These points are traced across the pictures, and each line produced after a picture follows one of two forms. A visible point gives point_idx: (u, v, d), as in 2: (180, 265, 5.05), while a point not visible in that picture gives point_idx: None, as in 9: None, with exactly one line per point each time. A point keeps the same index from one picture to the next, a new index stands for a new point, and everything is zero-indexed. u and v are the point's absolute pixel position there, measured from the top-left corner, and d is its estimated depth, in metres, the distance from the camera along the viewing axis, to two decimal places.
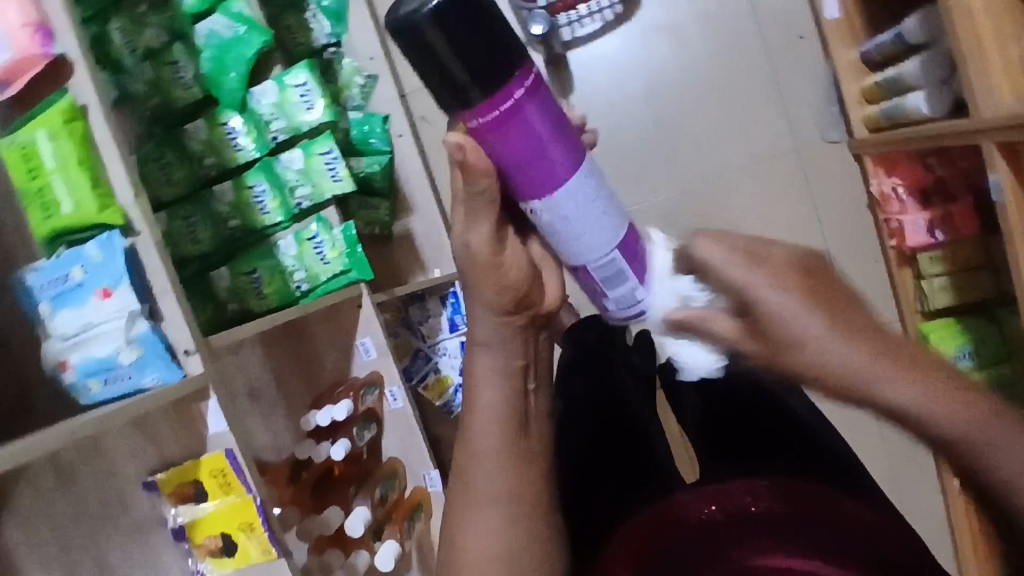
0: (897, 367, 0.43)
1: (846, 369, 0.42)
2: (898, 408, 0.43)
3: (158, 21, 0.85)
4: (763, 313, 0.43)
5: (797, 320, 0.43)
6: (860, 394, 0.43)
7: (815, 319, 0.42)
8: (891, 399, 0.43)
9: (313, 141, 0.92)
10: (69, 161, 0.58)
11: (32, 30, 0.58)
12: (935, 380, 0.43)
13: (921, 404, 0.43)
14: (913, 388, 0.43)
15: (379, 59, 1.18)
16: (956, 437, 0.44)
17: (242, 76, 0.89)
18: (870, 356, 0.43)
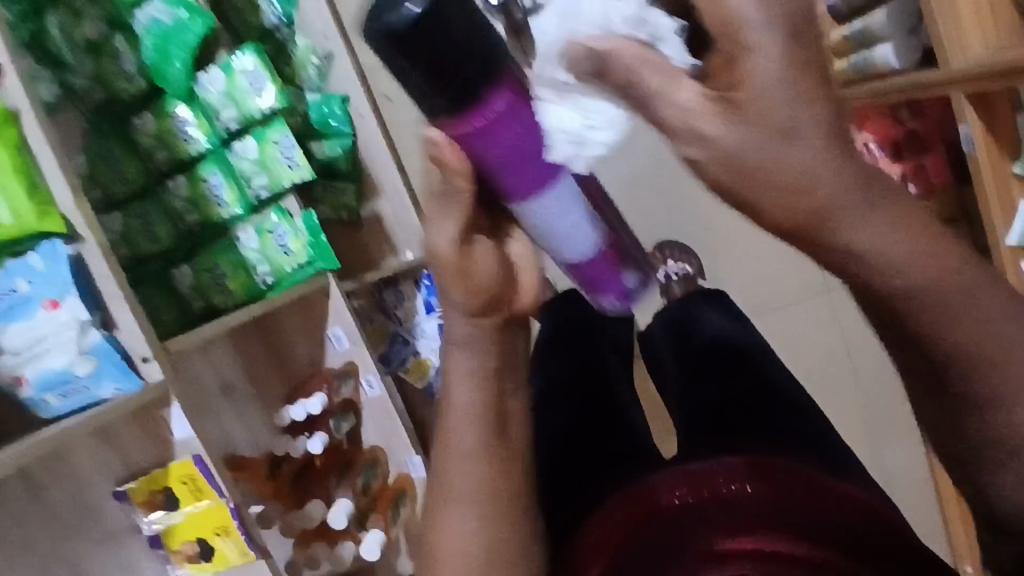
0: (924, 246, 0.35)
1: (885, 241, 0.34)
2: (898, 262, 0.34)
3: (94, 12, 0.81)
4: (740, 60, 0.31)
5: (839, 208, 0.33)
6: (864, 258, 0.34)
7: (863, 191, 0.33)
8: (881, 249, 0.34)
9: (266, 128, 0.88)
10: (5, 170, 0.55)
11: None
12: (936, 242, 0.35)
13: (931, 282, 0.35)
14: (915, 251, 0.34)
15: (334, 37, 1.14)
16: (907, 288, 0.35)
17: (186, 63, 0.84)
18: (927, 247, 0.35)
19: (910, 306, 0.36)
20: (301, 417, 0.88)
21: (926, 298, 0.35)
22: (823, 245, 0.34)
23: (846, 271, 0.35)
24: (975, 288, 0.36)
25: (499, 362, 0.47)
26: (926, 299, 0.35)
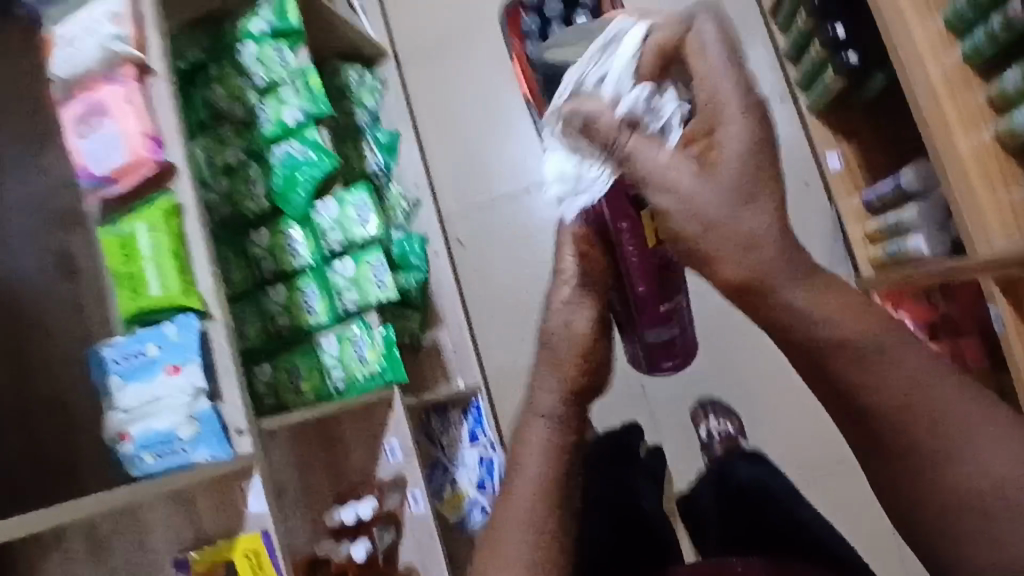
0: (922, 360, 0.37)
1: (801, 312, 0.37)
2: (897, 389, 0.36)
3: (238, 144, 0.99)
4: (716, 134, 0.39)
5: (773, 273, 0.37)
6: (861, 365, 0.36)
7: (769, 237, 0.37)
8: (889, 371, 0.36)
9: (365, 252, 0.99)
10: (163, 251, 0.65)
11: (147, 138, 0.67)
12: (856, 303, 0.37)
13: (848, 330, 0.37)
14: (831, 306, 0.37)
15: (422, 186, 1.33)
16: (835, 350, 0.37)
17: (308, 192, 0.97)
18: (778, 253, 0.38)
19: (814, 338, 0.37)
20: (350, 519, 0.93)
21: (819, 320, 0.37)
22: (856, 384, 0.37)
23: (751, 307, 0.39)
24: (862, 360, 0.37)
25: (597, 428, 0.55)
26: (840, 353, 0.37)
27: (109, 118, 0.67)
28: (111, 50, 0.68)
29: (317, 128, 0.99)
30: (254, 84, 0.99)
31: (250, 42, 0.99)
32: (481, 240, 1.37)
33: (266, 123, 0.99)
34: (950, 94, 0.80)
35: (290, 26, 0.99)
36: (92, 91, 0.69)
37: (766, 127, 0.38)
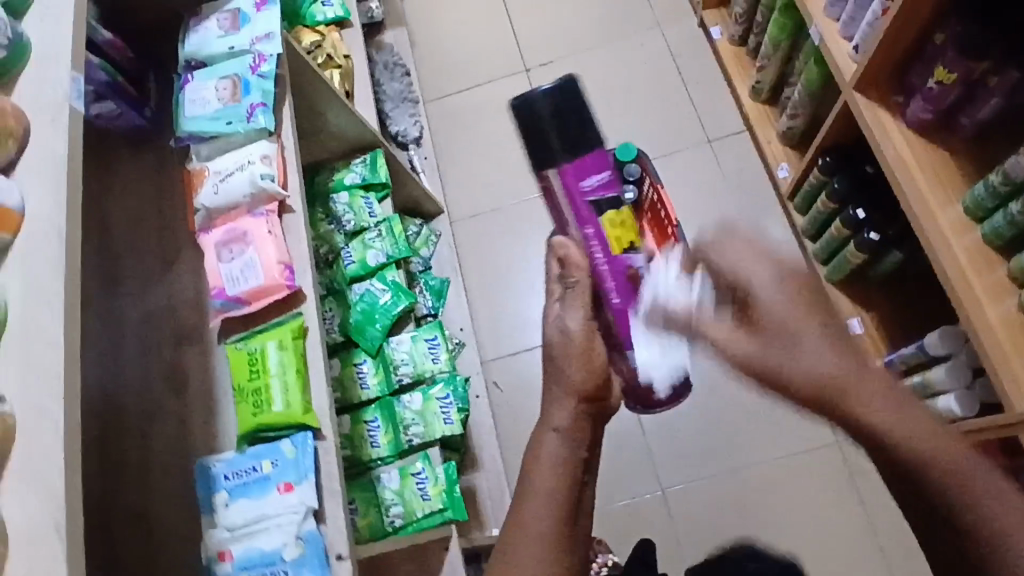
0: (821, 338, 0.57)
1: (775, 316, 0.58)
2: (813, 376, 0.55)
3: (320, 278, 1.07)
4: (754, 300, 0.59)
5: (780, 316, 0.58)
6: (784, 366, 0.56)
7: (812, 331, 0.57)
8: (808, 368, 0.55)
9: (432, 386, 1.00)
10: (289, 368, 0.69)
11: (284, 265, 0.73)
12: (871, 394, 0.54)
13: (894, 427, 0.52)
14: (795, 310, 0.58)
15: (468, 330, 1.40)
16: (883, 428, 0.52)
17: (384, 326, 1.03)
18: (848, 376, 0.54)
19: (878, 432, 0.53)
20: None
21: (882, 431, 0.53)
22: (786, 380, 0.56)
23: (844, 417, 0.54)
24: (877, 398, 0.54)
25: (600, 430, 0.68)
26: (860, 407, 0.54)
27: (250, 246, 0.73)
28: (258, 187, 0.75)
29: (396, 267, 1.08)
30: (342, 227, 1.09)
31: (343, 192, 1.11)
32: (520, 383, 1.40)
33: (349, 262, 1.07)
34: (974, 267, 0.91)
35: (379, 179, 1.12)
36: (235, 222, 0.75)
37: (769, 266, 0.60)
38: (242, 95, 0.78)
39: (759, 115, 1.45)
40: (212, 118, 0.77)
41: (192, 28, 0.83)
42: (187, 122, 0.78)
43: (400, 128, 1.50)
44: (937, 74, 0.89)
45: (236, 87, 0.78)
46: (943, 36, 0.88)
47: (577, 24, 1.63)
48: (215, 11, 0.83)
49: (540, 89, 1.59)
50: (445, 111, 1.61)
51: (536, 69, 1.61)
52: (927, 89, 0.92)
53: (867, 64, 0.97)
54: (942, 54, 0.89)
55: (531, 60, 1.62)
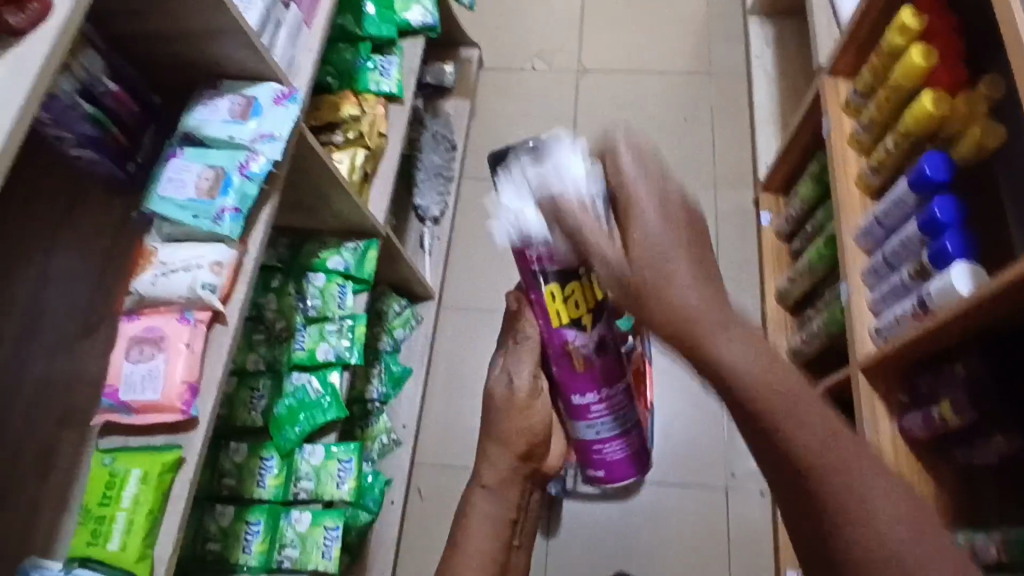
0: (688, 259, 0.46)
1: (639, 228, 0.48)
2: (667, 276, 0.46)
3: (263, 354, 1.04)
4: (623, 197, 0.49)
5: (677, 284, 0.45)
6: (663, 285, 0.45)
7: (688, 259, 0.46)
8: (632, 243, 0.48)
9: (324, 512, 0.97)
10: (142, 508, 0.65)
11: (185, 387, 0.70)
12: (772, 354, 0.43)
13: (753, 368, 0.43)
14: (764, 365, 0.43)
15: (410, 429, 1.34)
16: (751, 385, 0.42)
17: (304, 431, 0.98)
18: (713, 312, 0.45)
19: (740, 381, 0.42)
20: None
21: (734, 371, 0.43)
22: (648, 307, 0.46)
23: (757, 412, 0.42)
24: (832, 433, 0.41)
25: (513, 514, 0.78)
26: (733, 365, 0.43)
27: (160, 353, 0.71)
28: (195, 294, 0.72)
29: (341, 370, 1.04)
30: (305, 310, 1.07)
31: (322, 274, 1.09)
32: (444, 500, 1.33)
33: (299, 347, 1.05)
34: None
35: (362, 273, 1.09)
36: (157, 321, 0.72)
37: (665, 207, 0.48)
38: (219, 193, 0.75)
39: (777, 319, 1.37)
40: (181, 206, 0.75)
41: (205, 100, 0.81)
42: (157, 200, 0.75)
43: (423, 203, 1.47)
44: (942, 407, 0.80)
45: (217, 182, 0.75)
46: (964, 369, 0.80)
47: None
48: (234, 91, 0.81)
49: None
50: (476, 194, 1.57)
51: None
52: (927, 413, 0.83)
53: (883, 356, 0.88)
54: (953, 391, 0.80)
55: None
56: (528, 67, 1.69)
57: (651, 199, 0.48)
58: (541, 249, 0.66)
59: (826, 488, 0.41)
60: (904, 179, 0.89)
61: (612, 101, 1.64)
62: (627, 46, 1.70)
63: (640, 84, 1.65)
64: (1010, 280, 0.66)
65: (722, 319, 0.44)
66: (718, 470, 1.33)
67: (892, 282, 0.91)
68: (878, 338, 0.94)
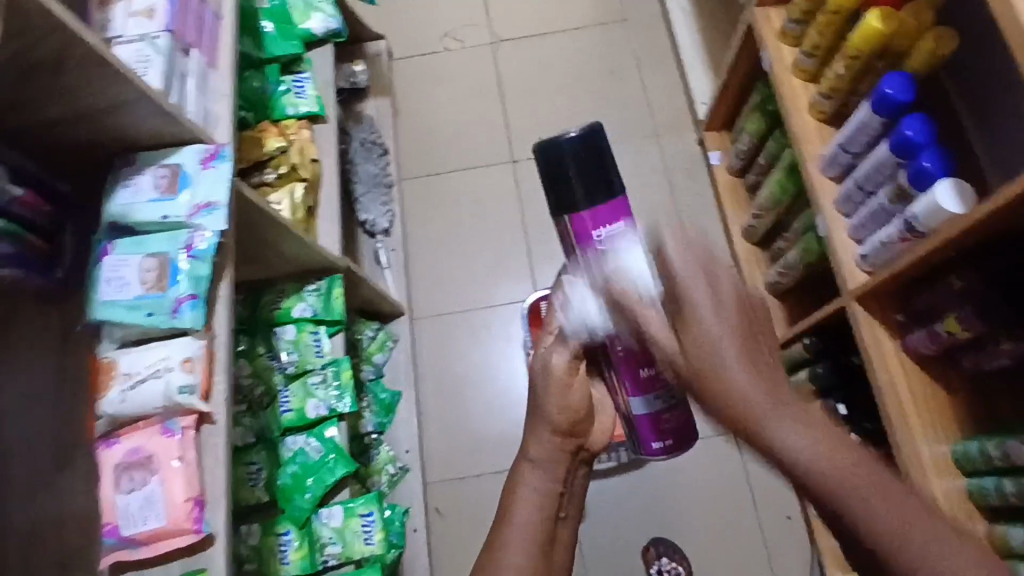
0: (747, 361, 0.45)
1: (704, 325, 0.45)
2: (731, 403, 0.44)
3: (249, 425, 0.96)
4: (688, 315, 0.45)
5: (757, 413, 0.44)
6: (755, 425, 0.45)
7: (738, 345, 0.45)
8: (744, 396, 0.44)
9: (360, 572, 0.91)
10: None
11: (192, 504, 0.63)
12: (834, 439, 0.45)
13: (891, 523, 0.44)
14: (817, 445, 0.44)
15: (413, 452, 1.31)
16: (886, 532, 0.44)
17: (316, 496, 0.93)
18: (774, 401, 0.45)
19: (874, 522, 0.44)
20: None
21: (878, 522, 0.44)
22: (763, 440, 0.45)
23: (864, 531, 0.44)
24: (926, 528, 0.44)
25: (562, 489, 0.64)
26: (859, 505, 0.44)
27: (154, 475, 0.63)
28: (173, 401, 0.65)
29: (338, 422, 0.98)
30: (282, 367, 0.99)
31: (290, 326, 1.01)
32: (466, 512, 1.30)
33: (286, 409, 0.97)
34: (958, 517, 0.84)
35: (332, 314, 1.02)
36: (140, 438, 0.65)
37: (738, 311, 0.45)
38: (169, 283, 0.67)
39: (747, 256, 1.37)
40: (130, 307, 0.66)
41: (123, 180, 0.71)
42: (100, 306, 0.66)
43: (369, 218, 1.39)
44: (946, 322, 0.82)
45: (164, 272, 0.67)
46: (960, 282, 0.82)
47: (573, 121, 1.52)
48: (154, 163, 0.72)
49: (525, 185, 1.48)
50: (420, 193, 1.49)
51: (524, 163, 1.50)
52: (932, 329, 0.84)
53: (876, 283, 0.88)
54: (957, 305, 0.81)
55: (520, 151, 1.51)
56: (441, 49, 1.60)
57: (714, 317, 0.45)
58: (606, 230, 0.57)
59: (906, 556, 0.44)
60: (865, 104, 0.87)
61: (536, 66, 1.58)
62: (537, 7, 1.63)
63: (560, 43, 1.59)
64: (1007, 200, 0.66)
65: (756, 395, 0.44)
66: None
67: (870, 208, 0.90)
68: (865, 264, 0.94)
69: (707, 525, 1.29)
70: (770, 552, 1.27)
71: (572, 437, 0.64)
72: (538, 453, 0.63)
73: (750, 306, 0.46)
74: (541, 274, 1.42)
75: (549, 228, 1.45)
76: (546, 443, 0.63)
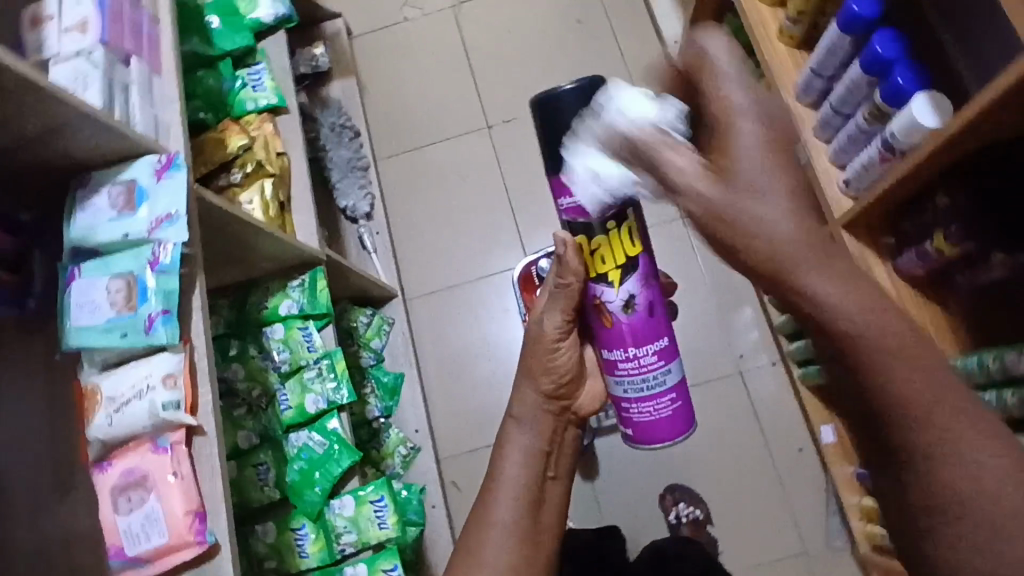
0: (785, 196, 0.44)
1: (742, 156, 0.45)
2: (759, 237, 0.44)
3: (252, 426, 0.97)
4: (727, 145, 0.45)
5: (800, 264, 0.43)
6: (791, 272, 0.43)
7: (779, 173, 0.45)
8: (759, 224, 0.44)
9: (378, 555, 0.93)
10: None
11: (192, 516, 0.63)
12: (868, 289, 0.43)
13: (917, 396, 0.41)
14: (848, 292, 0.42)
15: (424, 431, 1.31)
16: (911, 400, 0.41)
17: (325, 489, 0.94)
18: (813, 250, 0.44)
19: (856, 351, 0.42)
20: None
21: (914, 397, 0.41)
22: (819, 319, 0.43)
23: (858, 381, 0.42)
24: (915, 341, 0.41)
25: (548, 447, 0.69)
26: (884, 362, 0.41)
27: (151, 493, 0.64)
28: (159, 417, 0.65)
29: (338, 414, 0.98)
30: (276, 366, 0.99)
31: (279, 324, 1.01)
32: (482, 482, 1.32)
33: (286, 406, 0.98)
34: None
35: (319, 308, 1.01)
36: (134, 459, 0.65)
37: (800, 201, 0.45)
38: (138, 301, 0.66)
39: None
40: (104, 330, 0.66)
41: (80, 202, 0.70)
42: (74, 333, 0.66)
43: (348, 203, 1.36)
44: (934, 239, 0.80)
45: (132, 291, 0.66)
46: (946, 200, 0.79)
47: (544, 76, 1.49)
48: (107, 180, 0.71)
49: (502, 150, 1.46)
50: (398, 172, 1.47)
51: (500, 127, 1.47)
52: (921, 248, 0.83)
53: (861, 208, 0.86)
54: (943, 221, 0.80)
55: (494, 116, 1.48)
56: (401, 20, 1.56)
57: (750, 135, 0.45)
58: (570, 198, 0.57)
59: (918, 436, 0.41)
60: (834, 25, 0.84)
61: (499, 24, 1.53)
62: None
63: None
64: (981, 109, 0.63)
65: (794, 238, 0.43)
66: (726, 358, 1.34)
67: (849, 132, 0.88)
68: (850, 191, 0.91)
69: (722, 467, 1.30)
70: (786, 486, 1.28)
71: (556, 399, 0.71)
72: (525, 417, 0.70)
73: (794, 166, 0.45)
74: (529, 239, 1.40)
75: (533, 191, 1.42)
76: (531, 404, 0.70)
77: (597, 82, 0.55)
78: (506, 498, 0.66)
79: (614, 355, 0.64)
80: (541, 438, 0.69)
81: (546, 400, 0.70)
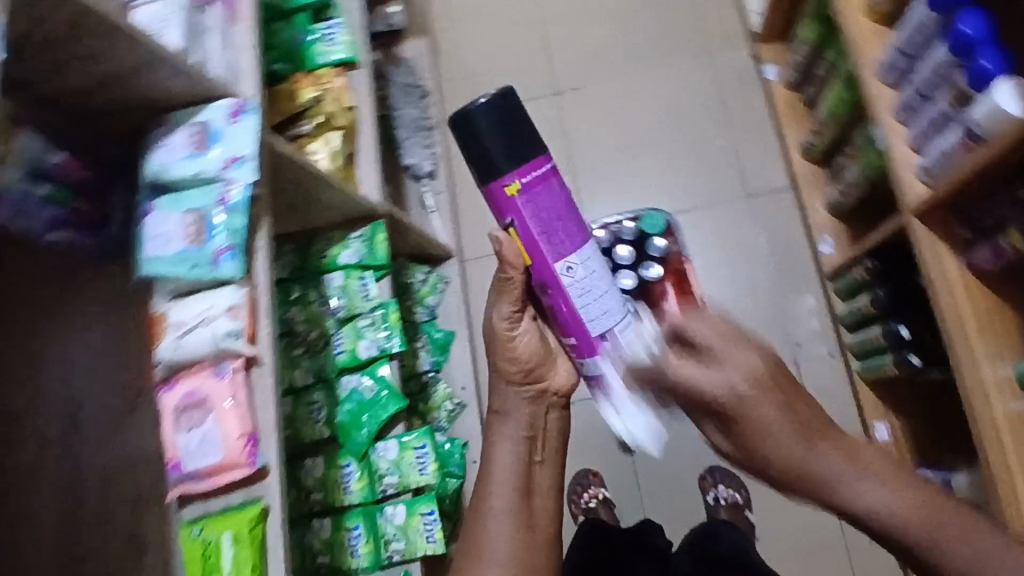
0: (747, 356, 0.58)
1: (707, 345, 0.59)
2: (782, 449, 0.57)
3: (307, 366, 1.01)
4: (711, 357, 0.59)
5: (745, 408, 0.58)
6: (747, 430, 0.58)
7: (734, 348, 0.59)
8: (725, 384, 0.58)
9: (417, 500, 0.98)
10: (243, 566, 0.65)
11: (246, 440, 0.68)
12: (801, 403, 0.58)
13: (836, 471, 0.56)
14: (785, 415, 0.57)
15: (469, 389, 1.34)
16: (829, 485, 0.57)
17: (372, 432, 0.98)
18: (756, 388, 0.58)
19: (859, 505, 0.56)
20: None
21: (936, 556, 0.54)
22: (755, 443, 0.58)
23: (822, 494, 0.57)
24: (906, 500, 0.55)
25: (531, 434, 0.68)
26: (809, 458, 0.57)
27: (209, 415, 0.69)
28: (222, 346, 0.70)
29: (389, 361, 1.02)
30: (333, 313, 1.04)
31: (337, 273, 1.05)
32: None
33: (339, 351, 1.02)
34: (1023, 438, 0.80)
35: (377, 259, 1.05)
36: (195, 382, 0.70)
37: (750, 362, 0.58)
38: (207, 237, 0.71)
39: (807, 175, 1.29)
40: (175, 260, 0.71)
41: (160, 141, 0.75)
42: (147, 263, 0.71)
43: (412, 162, 1.40)
44: (1010, 236, 0.77)
45: (202, 226, 0.71)
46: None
47: (616, 45, 1.46)
48: (184, 122, 0.75)
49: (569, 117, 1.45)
50: None
51: (567, 95, 1.46)
52: (997, 244, 0.80)
53: (937, 196, 0.82)
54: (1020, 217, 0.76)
55: (563, 83, 1.47)
56: None
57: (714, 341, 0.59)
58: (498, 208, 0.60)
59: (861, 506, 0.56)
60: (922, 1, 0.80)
61: None
62: None
63: None
64: None
65: (745, 377, 0.58)
66: (784, 343, 1.29)
67: (929, 116, 0.84)
68: (926, 176, 0.87)
69: None
70: None
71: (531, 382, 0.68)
72: (507, 407, 0.68)
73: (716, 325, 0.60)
74: (589, 208, 1.39)
75: (596, 161, 1.41)
76: (511, 396, 0.68)
77: (515, 108, 0.58)
78: (503, 488, 0.65)
79: (569, 339, 0.65)
80: (524, 423, 0.68)
81: (515, 385, 0.68)
